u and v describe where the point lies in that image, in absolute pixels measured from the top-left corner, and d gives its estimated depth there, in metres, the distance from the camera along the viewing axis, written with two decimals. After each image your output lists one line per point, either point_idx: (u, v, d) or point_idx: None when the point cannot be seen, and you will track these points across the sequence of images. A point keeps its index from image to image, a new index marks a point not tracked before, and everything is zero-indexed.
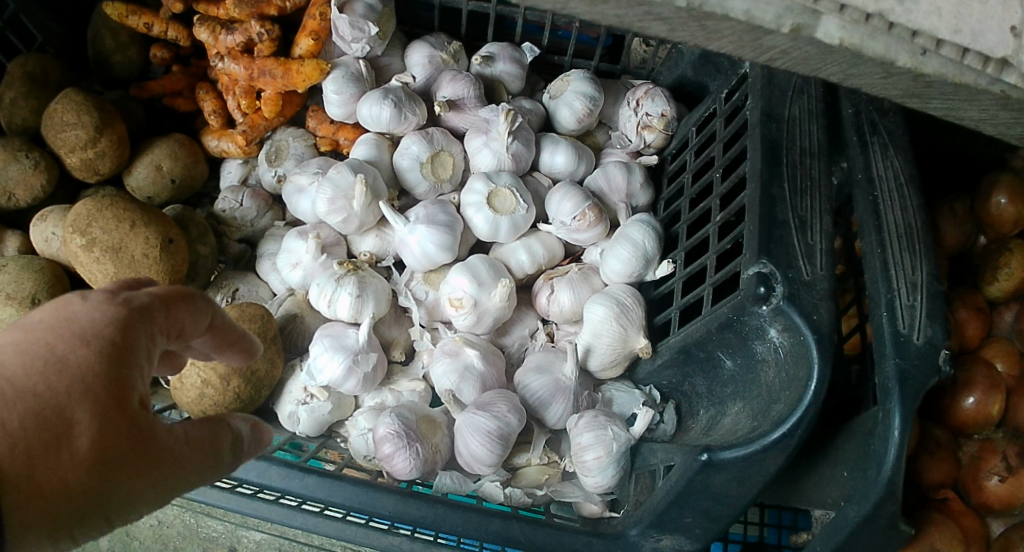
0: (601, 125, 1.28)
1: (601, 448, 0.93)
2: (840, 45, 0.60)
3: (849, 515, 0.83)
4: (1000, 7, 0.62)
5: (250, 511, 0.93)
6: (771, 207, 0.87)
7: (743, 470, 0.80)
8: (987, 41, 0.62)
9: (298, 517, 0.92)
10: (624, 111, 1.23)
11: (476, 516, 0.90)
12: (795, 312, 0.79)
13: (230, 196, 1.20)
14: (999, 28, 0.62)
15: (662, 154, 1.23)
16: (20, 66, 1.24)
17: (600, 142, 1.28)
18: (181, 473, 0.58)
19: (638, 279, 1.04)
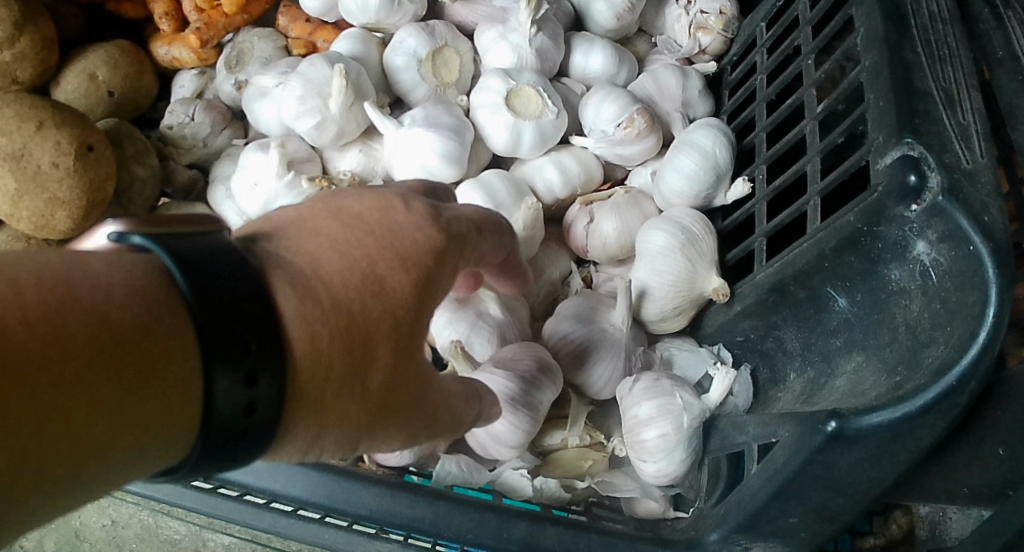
0: (641, 34, 1.03)
1: (668, 422, 0.68)
2: None
3: None
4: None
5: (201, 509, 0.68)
6: (906, 74, 0.61)
7: (886, 445, 0.55)
8: None
9: (267, 518, 0.68)
10: (672, 10, 0.98)
11: (493, 517, 0.65)
12: (960, 211, 0.54)
13: (179, 110, 0.93)
14: None
15: (721, 65, 0.97)
16: None
17: (641, 53, 1.02)
18: (440, 430, 0.48)
19: (705, 203, 0.78)
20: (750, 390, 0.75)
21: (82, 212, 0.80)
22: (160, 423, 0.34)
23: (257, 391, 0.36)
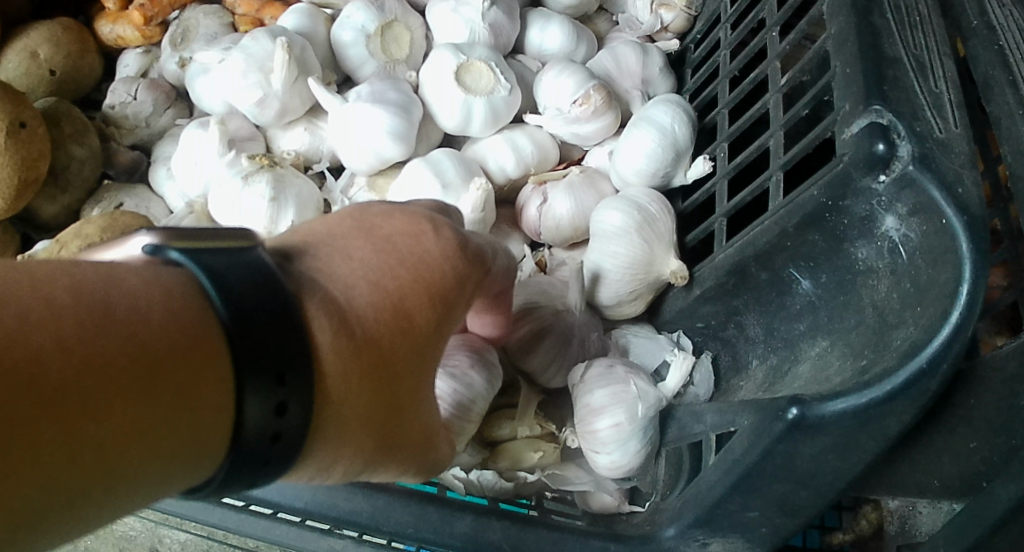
0: (601, 12, 0.99)
1: (620, 411, 0.64)
2: None
3: (1001, 495, 0.51)
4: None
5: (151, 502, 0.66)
6: (874, 39, 0.57)
7: (850, 434, 0.50)
8: None
9: (216, 511, 0.65)
10: None
11: (435, 512, 0.61)
12: (933, 182, 0.50)
13: (122, 88, 0.89)
14: None
15: (684, 43, 0.93)
16: None
17: (601, 32, 0.98)
18: (437, 458, 0.50)
19: (664, 183, 0.75)
20: (709, 378, 0.72)
21: (13, 191, 0.76)
22: (195, 443, 0.34)
23: (287, 418, 0.36)
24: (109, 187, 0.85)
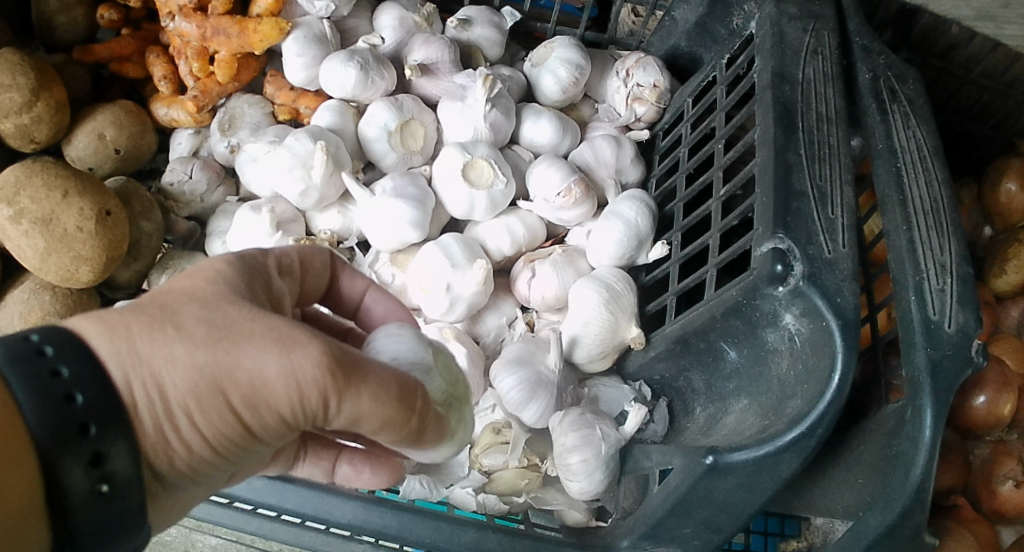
0: (586, 99, 1.16)
1: (589, 449, 0.84)
2: None
3: (871, 523, 0.71)
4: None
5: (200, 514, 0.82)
6: (786, 175, 0.75)
7: (752, 474, 0.70)
8: None
9: (255, 522, 0.82)
10: (612, 81, 1.11)
11: (446, 526, 0.79)
12: (817, 293, 0.69)
13: (179, 168, 1.07)
14: None
15: (654, 130, 1.11)
16: None
17: (584, 116, 1.16)
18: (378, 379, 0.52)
19: (630, 262, 0.94)
20: (666, 414, 0.90)
21: (102, 265, 0.94)
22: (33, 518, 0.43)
23: (107, 466, 0.44)
24: (173, 257, 1.05)
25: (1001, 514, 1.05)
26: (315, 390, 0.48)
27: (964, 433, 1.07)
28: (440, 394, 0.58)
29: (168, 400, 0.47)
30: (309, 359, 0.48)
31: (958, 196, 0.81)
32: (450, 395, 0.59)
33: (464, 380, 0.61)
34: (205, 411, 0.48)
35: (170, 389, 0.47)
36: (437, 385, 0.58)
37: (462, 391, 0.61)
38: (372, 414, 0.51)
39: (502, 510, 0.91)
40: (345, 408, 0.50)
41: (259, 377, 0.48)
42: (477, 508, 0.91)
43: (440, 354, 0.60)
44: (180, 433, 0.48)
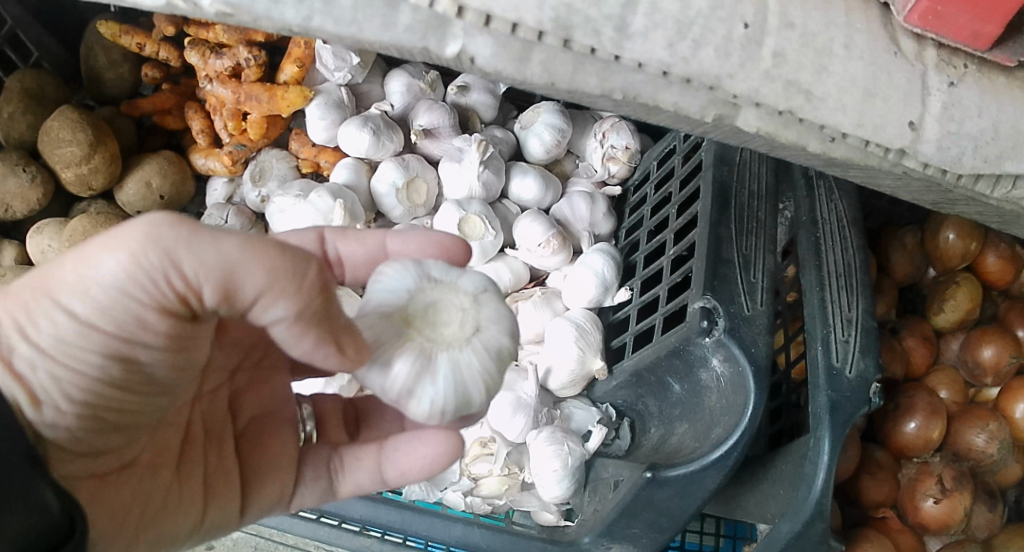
0: (569, 154, 1.33)
1: (558, 462, 1.01)
2: (757, 132, 0.71)
3: (780, 531, 0.86)
4: (902, 99, 0.70)
5: None
6: (717, 246, 0.95)
7: (684, 487, 0.87)
8: (886, 134, 0.70)
9: (277, 518, 1.01)
10: (591, 142, 1.26)
11: (439, 522, 0.99)
12: (734, 344, 0.89)
13: (216, 213, 1.27)
14: (899, 123, 0.70)
15: (626, 185, 1.28)
16: (19, 82, 1.26)
17: (567, 170, 1.32)
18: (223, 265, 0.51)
19: (598, 305, 1.11)
20: (629, 432, 1.07)
21: None
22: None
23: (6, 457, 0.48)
24: None
25: (925, 526, 1.10)
26: (136, 272, 0.50)
27: (894, 455, 1.15)
28: (415, 338, 0.64)
29: (36, 360, 0.53)
30: (116, 249, 0.50)
31: (869, 263, 0.97)
32: (432, 337, 0.64)
33: (461, 312, 0.64)
34: (77, 348, 0.54)
35: (37, 351, 0.53)
36: (412, 330, 0.64)
37: (456, 330, 0.64)
38: (207, 268, 0.50)
39: (487, 510, 1.10)
40: (190, 276, 0.51)
41: (97, 297, 0.52)
42: (466, 508, 1.08)
43: (427, 292, 0.65)
44: (64, 385, 0.55)
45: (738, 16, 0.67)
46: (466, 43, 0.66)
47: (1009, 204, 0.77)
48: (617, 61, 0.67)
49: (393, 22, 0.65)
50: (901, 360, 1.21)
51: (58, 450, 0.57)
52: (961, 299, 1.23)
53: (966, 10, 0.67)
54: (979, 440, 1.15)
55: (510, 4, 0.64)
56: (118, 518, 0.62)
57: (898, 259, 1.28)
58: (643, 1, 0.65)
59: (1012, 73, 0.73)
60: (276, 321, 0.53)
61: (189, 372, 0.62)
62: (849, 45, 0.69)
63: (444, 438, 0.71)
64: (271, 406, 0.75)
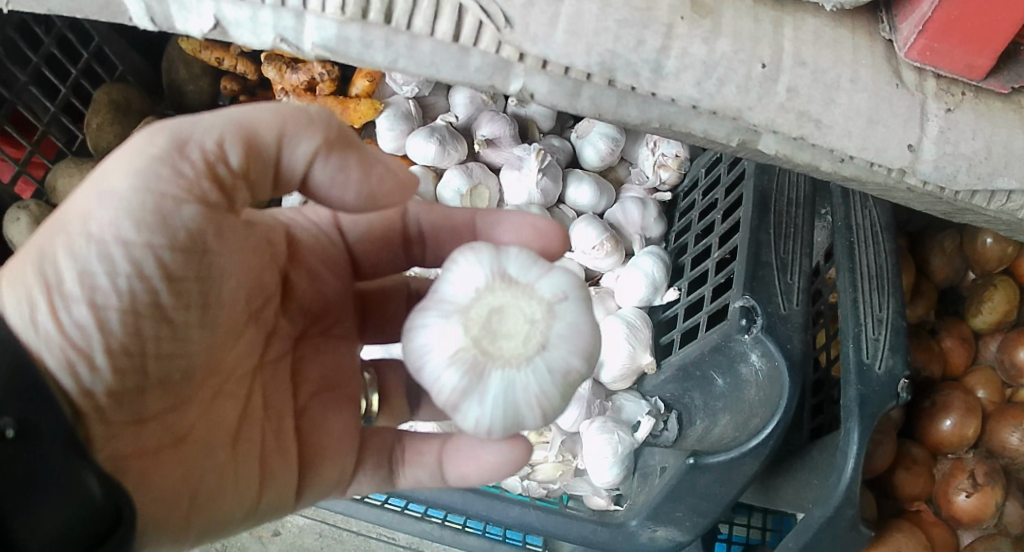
0: (623, 161, 1.39)
1: (608, 449, 1.10)
2: (776, 154, 0.78)
3: (813, 515, 0.92)
4: (902, 126, 0.76)
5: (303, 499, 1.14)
6: (757, 250, 1.03)
7: (723, 472, 0.94)
8: (887, 156, 0.76)
9: (344, 503, 1.13)
10: (642, 150, 1.33)
11: (499, 503, 1.08)
12: (771, 340, 0.96)
13: None
14: (898, 147, 0.76)
15: (676, 191, 1.35)
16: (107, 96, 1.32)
17: (621, 177, 1.39)
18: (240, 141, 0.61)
19: (648, 303, 1.19)
20: (677, 423, 1.11)
21: None
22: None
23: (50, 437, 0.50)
24: None
25: (957, 519, 1.16)
26: (157, 164, 0.57)
27: (931, 451, 1.21)
28: (471, 349, 0.63)
29: (72, 315, 0.56)
30: (135, 153, 0.57)
31: (901, 264, 1.03)
32: (490, 347, 0.63)
33: (526, 326, 0.63)
34: (111, 284, 0.57)
35: (74, 307, 0.56)
36: (469, 338, 0.63)
37: (518, 345, 0.63)
38: (224, 127, 0.59)
39: (542, 493, 1.19)
40: (209, 148, 0.59)
41: (122, 214, 0.56)
42: (522, 491, 1.18)
43: (499, 294, 0.65)
44: (99, 336, 0.56)
45: (756, 57, 0.74)
46: (527, 82, 0.76)
47: (1005, 215, 0.82)
48: (654, 96, 0.76)
49: (466, 65, 0.75)
50: (939, 360, 1.26)
51: (101, 426, 0.58)
52: (998, 301, 1.27)
53: (960, 44, 0.74)
54: (1014, 438, 1.19)
55: (562, 51, 0.73)
56: (169, 501, 0.61)
57: (938, 263, 1.33)
58: (676, 46, 0.74)
59: (1009, 97, 0.78)
60: (310, 158, 0.63)
61: (218, 311, 0.64)
62: (856, 78, 0.75)
63: (506, 446, 0.74)
64: (331, 378, 0.78)
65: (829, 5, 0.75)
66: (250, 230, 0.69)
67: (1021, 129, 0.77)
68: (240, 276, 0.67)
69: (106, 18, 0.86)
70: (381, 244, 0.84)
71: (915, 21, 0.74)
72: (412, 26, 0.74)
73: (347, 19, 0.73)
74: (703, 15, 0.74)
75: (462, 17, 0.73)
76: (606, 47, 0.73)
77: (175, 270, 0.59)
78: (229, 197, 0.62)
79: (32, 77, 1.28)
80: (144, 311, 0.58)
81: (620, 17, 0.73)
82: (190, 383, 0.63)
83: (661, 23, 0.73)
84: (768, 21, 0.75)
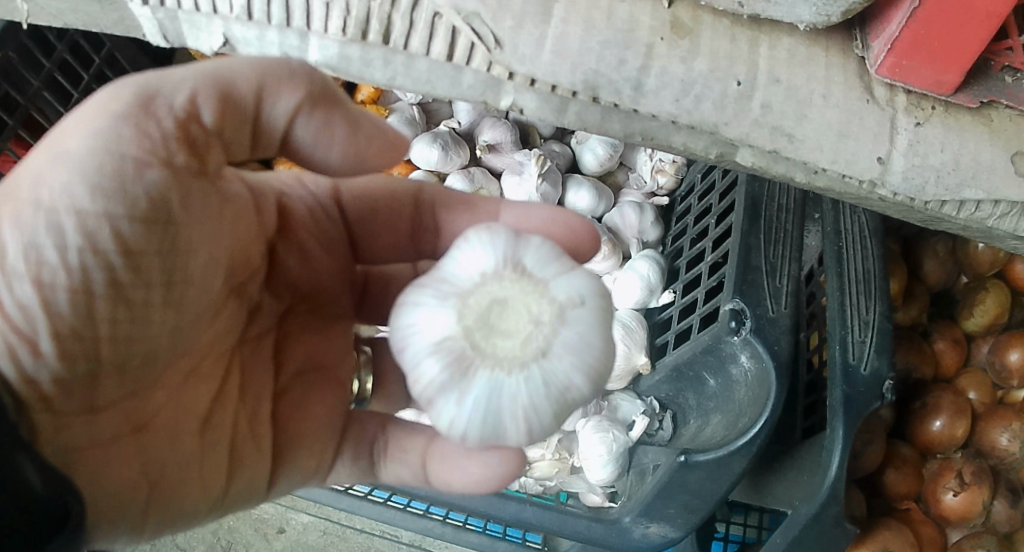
0: (622, 166, 1.41)
1: (603, 447, 1.13)
2: (753, 165, 0.85)
3: (800, 513, 0.94)
4: (873, 139, 0.82)
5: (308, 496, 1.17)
6: (747, 254, 1.06)
7: (714, 470, 0.98)
8: (857, 167, 0.82)
9: (347, 500, 1.16)
10: (641, 156, 1.35)
11: (497, 499, 1.11)
12: (760, 342, 0.99)
13: None
14: (868, 158, 0.82)
15: (674, 195, 1.37)
16: None
17: (619, 181, 1.40)
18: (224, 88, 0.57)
19: (644, 305, 1.23)
20: (671, 423, 1.14)
21: None
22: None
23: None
24: None
25: (946, 517, 1.19)
26: (119, 121, 0.54)
27: (921, 451, 1.24)
28: (461, 340, 0.61)
29: (16, 295, 0.52)
30: (97, 110, 0.54)
31: (889, 269, 1.06)
32: (482, 343, 0.60)
33: (529, 326, 0.61)
34: (60, 260, 0.53)
35: (18, 285, 0.52)
36: (461, 327, 0.61)
37: (515, 346, 0.60)
38: (198, 81, 0.56)
39: (539, 490, 1.23)
40: (179, 105, 0.56)
41: (77, 180, 0.53)
42: (520, 488, 1.23)
43: (505, 284, 0.62)
44: (44, 319, 0.52)
45: (732, 76, 0.80)
46: (517, 98, 0.82)
47: (974, 223, 0.86)
48: (636, 111, 0.82)
49: (460, 81, 0.81)
50: (931, 362, 1.28)
51: (47, 415, 0.54)
52: (989, 305, 1.30)
53: (928, 63, 0.79)
54: (1004, 439, 1.23)
55: (549, 70, 0.79)
56: (128, 495, 0.59)
57: (931, 267, 1.33)
58: (655, 66, 0.79)
59: (977, 111, 0.83)
60: (292, 114, 0.61)
61: (188, 290, 0.60)
62: (827, 95, 0.81)
63: (495, 460, 0.72)
64: (319, 359, 0.77)
65: (802, 25, 0.79)
66: (230, 199, 0.65)
67: (987, 142, 0.83)
68: (215, 251, 0.62)
69: (119, 31, 0.91)
70: (388, 224, 0.81)
71: (885, 40, 0.80)
72: (408, 46, 0.79)
73: (347, 40, 0.79)
74: (682, 35, 0.80)
75: (456, 37, 0.78)
76: (590, 66, 0.79)
77: (134, 243, 0.55)
78: (201, 159, 0.59)
79: (45, 82, 1.21)
80: (98, 291, 0.54)
81: (604, 38, 0.78)
82: (154, 368, 0.59)
83: (641, 44, 0.79)
84: (745, 40, 0.81)
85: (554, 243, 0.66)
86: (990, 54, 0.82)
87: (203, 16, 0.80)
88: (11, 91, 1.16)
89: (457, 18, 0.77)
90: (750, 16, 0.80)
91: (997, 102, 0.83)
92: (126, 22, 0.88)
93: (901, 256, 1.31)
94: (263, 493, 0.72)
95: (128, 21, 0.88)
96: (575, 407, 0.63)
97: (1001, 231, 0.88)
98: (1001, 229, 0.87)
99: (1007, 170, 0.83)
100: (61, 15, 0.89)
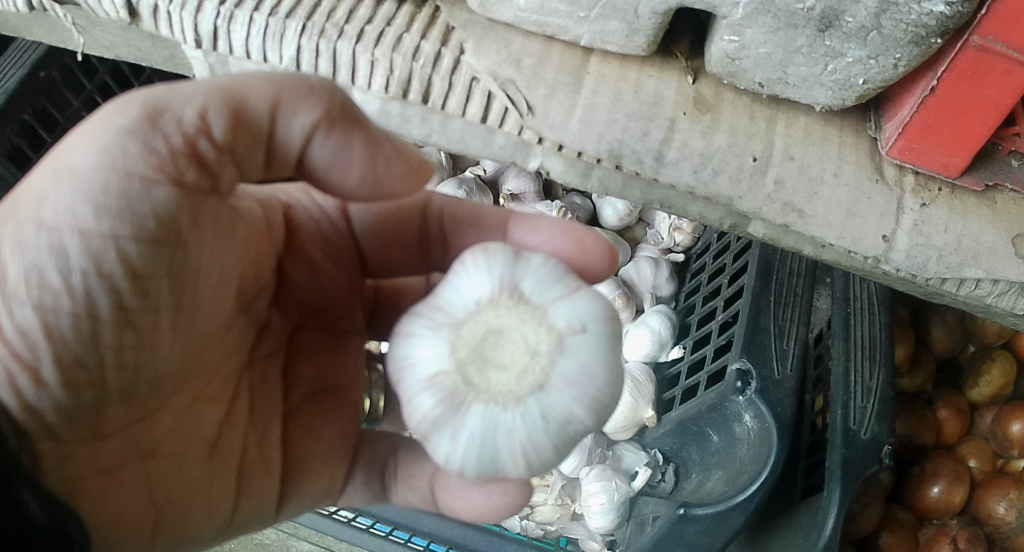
0: (640, 222, 1.44)
1: (605, 495, 1.16)
2: (763, 236, 0.88)
3: None
4: (878, 219, 0.85)
5: (311, 523, 1.19)
6: (756, 317, 1.09)
7: (710, 527, 1.00)
8: (863, 245, 0.85)
9: (349, 531, 1.18)
10: (660, 213, 1.38)
11: (497, 540, 1.17)
12: (763, 404, 1.02)
13: None
14: (873, 237, 0.85)
15: (689, 253, 1.39)
16: None
17: (637, 236, 1.43)
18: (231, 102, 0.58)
19: (653, 359, 1.25)
20: (674, 476, 1.13)
21: None
22: None
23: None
24: None
25: None
26: (125, 137, 0.55)
27: (918, 516, 1.24)
28: (454, 375, 0.62)
29: (16, 320, 0.54)
30: (103, 124, 0.55)
31: (894, 337, 1.09)
32: (476, 377, 0.62)
33: (525, 357, 0.62)
34: (63, 284, 0.54)
35: (19, 310, 0.54)
36: (453, 360, 0.62)
37: (510, 380, 0.61)
38: (207, 95, 0.57)
39: (539, 534, 1.26)
40: (187, 120, 0.57)
41: (82, 201, 0.54)
42: (521, 530, 1.25)
43: (503, 312, 0.63)
44: (46, 345, 0.54)
45: (748, 151, 0.84)
46: (544, 161, 0.86)
47: (973, 299, 0.89)
48: (656, 181, 0.85)
49: (491, 142, 0.86)
50: (932, 428, 1.30)
51: (50, 445, 0.56)
52: (995, 375, 1.31)
53: (937, 146, 0.84)
54: (1000, 508, 1.24)
55: (576, 137, 0.83)
56: (131, 518, 0.61)
57: (939, 335, 1.35)
58: (676, 139, 0.84)
59: (982, 194, 0.88)
60: (309, 131, 0.61)
61: (196, 311, 0.62)
62: (838, 174, 0.86)
63: (502, 493, 0.73)
64: (328, 381, 0.78)
65: (818, 106, 0.85)
66: (243, 215, 0.67)
67: (989, 225, 0.87)
68: (225, 270, 0.64)
69: (168, 67, 0.95)
70: (395, 237, 0.80)
71: (896, 124, 0.84)
72: (445, 107, 0.85)
73: (389, 97, 0.85)
74: (704, 112, 0.85)
75: (490, 102, 0.85)
76: (615, 137, 0.84)
77: (141, 267, 0.57)
78: (212, 175, 0.60)
79: (86, 103, 1.24)
80: (103, 316, 0.56)
81: (629, 110, 0.84)
82: (157, 394, 0.61)
83: (664, 118, 0.84)
84: (762, 119, 0.86)
85: (558, 263, 0.66)
86: (999, 139, 0.86)
87: (253, 64, 0.85)
88: (49, 108, 1.18)
89: (493, 85, 0.84)
90: (768, 96, 0.86)
91: (1002, 186, 0.88)
92: (177, 59, 0.93)
93: (908, 323, 1.33)
94: (271, 515, 0.75)
95: (178, 58, 0.93)
96: (579, 439, 0.63)
97: (999, 310, 0.90)
98: (999, 307, 0.89)
99: (1008, 252, 0.86)
100: (116, 49, 0.93)
